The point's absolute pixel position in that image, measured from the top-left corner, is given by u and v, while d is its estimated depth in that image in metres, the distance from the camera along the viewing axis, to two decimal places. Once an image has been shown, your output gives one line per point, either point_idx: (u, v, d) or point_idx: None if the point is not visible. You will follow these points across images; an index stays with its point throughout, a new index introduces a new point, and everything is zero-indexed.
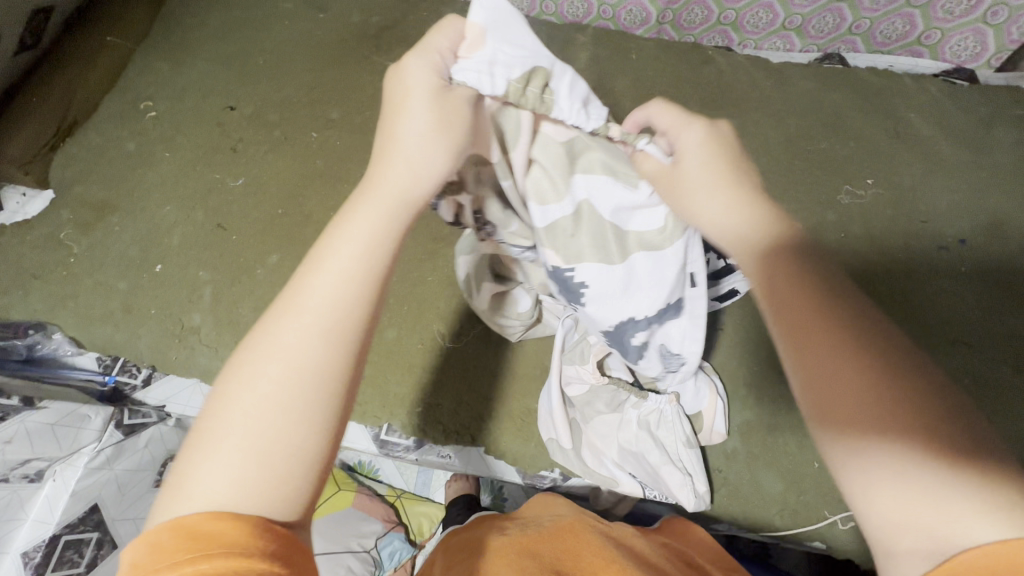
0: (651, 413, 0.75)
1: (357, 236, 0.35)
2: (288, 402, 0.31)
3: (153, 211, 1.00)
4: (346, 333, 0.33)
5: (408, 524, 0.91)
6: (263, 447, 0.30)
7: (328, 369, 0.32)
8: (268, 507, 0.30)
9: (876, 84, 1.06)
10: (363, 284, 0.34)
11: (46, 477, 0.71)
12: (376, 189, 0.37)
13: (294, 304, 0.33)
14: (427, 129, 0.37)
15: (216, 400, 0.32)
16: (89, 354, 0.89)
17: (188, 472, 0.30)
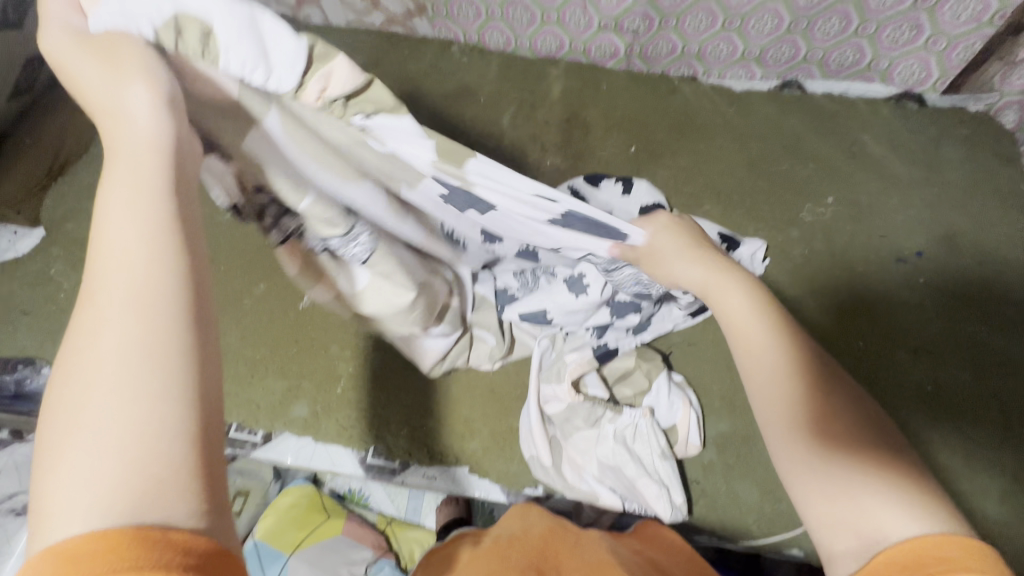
0: (627, 427, 0.78)
1: (120, 190, 0.31)
2: (113, 388, 0.27)
3: None
4: (154, 288, 0.29)
5: (398, 551, 0.91)
6: (106, 448, 0.26)
7: (154, 341, 0.28)
8: (145, 501, 0.25)
9: (831, 110, 1.13)
10: (159, 236, 0.30)
11: (31, 511, 0.71)
12: (120, 144, 0.33)
13: (88, 285, 0.29)
14: (102, 74, 0.35)
15: (44, 416, 0.27)
16: None
17: (44, 498, 0.25)
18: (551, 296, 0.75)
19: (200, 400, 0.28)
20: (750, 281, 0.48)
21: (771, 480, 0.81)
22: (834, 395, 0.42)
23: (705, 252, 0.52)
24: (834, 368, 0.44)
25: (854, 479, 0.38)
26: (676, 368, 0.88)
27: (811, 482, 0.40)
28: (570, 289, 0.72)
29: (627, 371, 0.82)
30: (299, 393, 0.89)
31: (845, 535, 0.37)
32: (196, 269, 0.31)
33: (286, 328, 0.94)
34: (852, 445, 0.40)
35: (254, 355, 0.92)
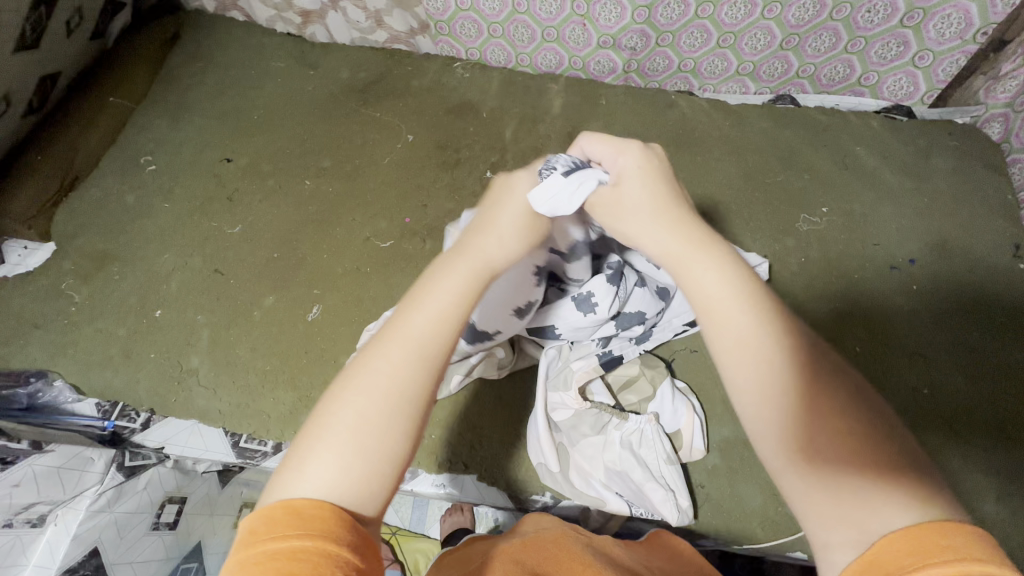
0: (632, 433, 0.80)
1: (448, 288, 0.43)
2: (389, 412, 0.38)
3: (152, 259, 1.04)
4: (436, 360, 0.41)
5: (403, 562, 0.91)
6: (361, 449, 0.37)
7: (410, 387, 0.39)
8: (359, 500, 0.36)
9: (824, 122, 1.16)
10: (449, 328, 0.42)
11: (47, 522, 0.73)
12: (468, 254, 0.46)
13: (400, 333, 0.41)
14: (518, 224, 0.51)
15: (334, 400, 0.39)
16: (88, 400, 0.91)
17: (304, 463, 0.37)
18: (559, 313, 0.75)
19: (409, 442, 0.39)
20: (719, 266, 0.44)
21: (774, 484, 0.83)
22: (817, 388, 0.40)
23: (681, 219, 0.49)
24: (812, 354, 0.41)
25: (839, 482, 0.38)
26: (679, 375, 0.90)
27: (798, 485, 0.39)
28: (577, 307, 0.73)
29: (631, 378, 0.84)
30: (309, 402, 0.89)
31: (835, 534, 0.36)
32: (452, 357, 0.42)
33: (296, 339, 0.96)
34: (846, 442, 0.38)
35: (264, 366, 0.93)
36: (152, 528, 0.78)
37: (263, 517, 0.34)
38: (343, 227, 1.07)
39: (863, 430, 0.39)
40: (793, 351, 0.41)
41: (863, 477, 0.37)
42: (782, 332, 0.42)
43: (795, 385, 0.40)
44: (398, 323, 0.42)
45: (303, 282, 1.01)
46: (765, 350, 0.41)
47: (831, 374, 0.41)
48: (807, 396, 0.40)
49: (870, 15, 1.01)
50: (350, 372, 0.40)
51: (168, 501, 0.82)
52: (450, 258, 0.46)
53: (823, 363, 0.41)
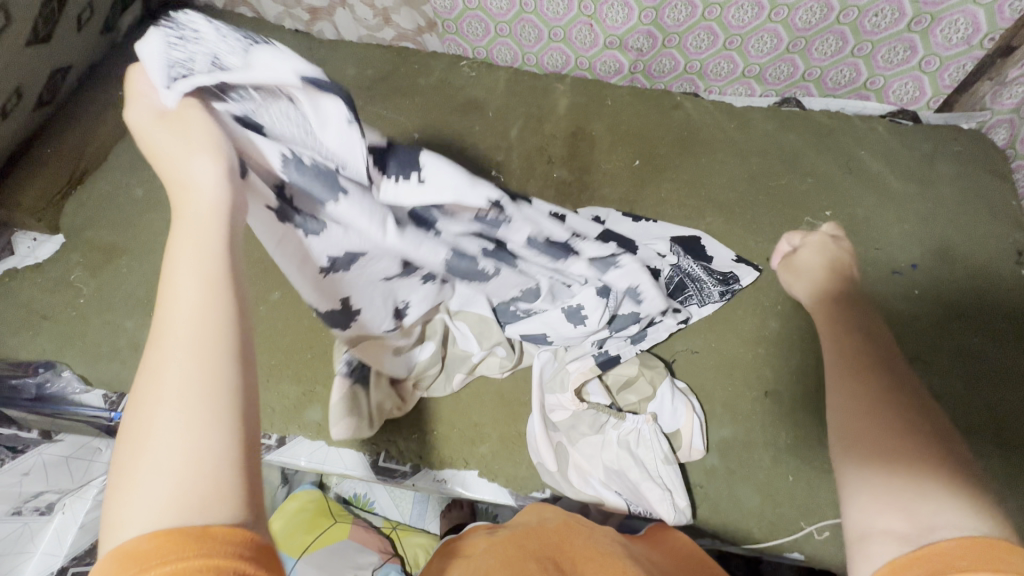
0: (630, 433, 0.80)
1: (187, 255, 0.36)
2: (188, 406, 0.32)
3: (160, 252, 1.05)
4: (210, 335, 0.34)
5: (403, 556, 0.92)
6: (176, 465, 0.31)
7: (194, 372, 0.33)
8: (208, 512, 0.30)
9: (829, 126, 1.16)
10: (218, 289, 0.35)
11: (55, 510, 0.74)
12: (188, 215, 0.38)
13: (161, 329, 0.34)
14: (207, 158, 0.39)
15: (126, 429, 0.32)
16: (95, 391, 0.93)
17: (123, 499, 0.30)
18: (551, 320, 0.78)
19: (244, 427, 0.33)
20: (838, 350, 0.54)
21: (773, 484, 0.84)
22: (890, 408, 0.46)
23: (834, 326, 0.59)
24: (908, 391, 0.48)
25: (896, 479, 0.41)
26: (680, 375, 0.91)
27: (856, 475, 0.43)
28: (568, 318, 0.77)
29: (630, 378, 0.84)
30: (314, 397, 0.91)
31: (875, 518, 0.40)
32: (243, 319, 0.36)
33: (300, 333, 0.96)
34: (911, 453, 0.42)
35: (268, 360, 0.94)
36: None
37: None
38: None
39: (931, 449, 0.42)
40: (878, 380, 0.49)
41: (921, 481, 0.40)
42: (871, 365, 0.51)
43: (874, 397, 0.47)
44: (157, 321, 0.34)
45: None
46: (851, 374, 0.51)
47: (918, 407, 0.46)
48: (878, 408, 0.46)
49: (877, 20, 1.01)
50: (133, 398, 0.33)
51: None
52: (178, 223, 0.37)
53: (921, 400, 0.46)
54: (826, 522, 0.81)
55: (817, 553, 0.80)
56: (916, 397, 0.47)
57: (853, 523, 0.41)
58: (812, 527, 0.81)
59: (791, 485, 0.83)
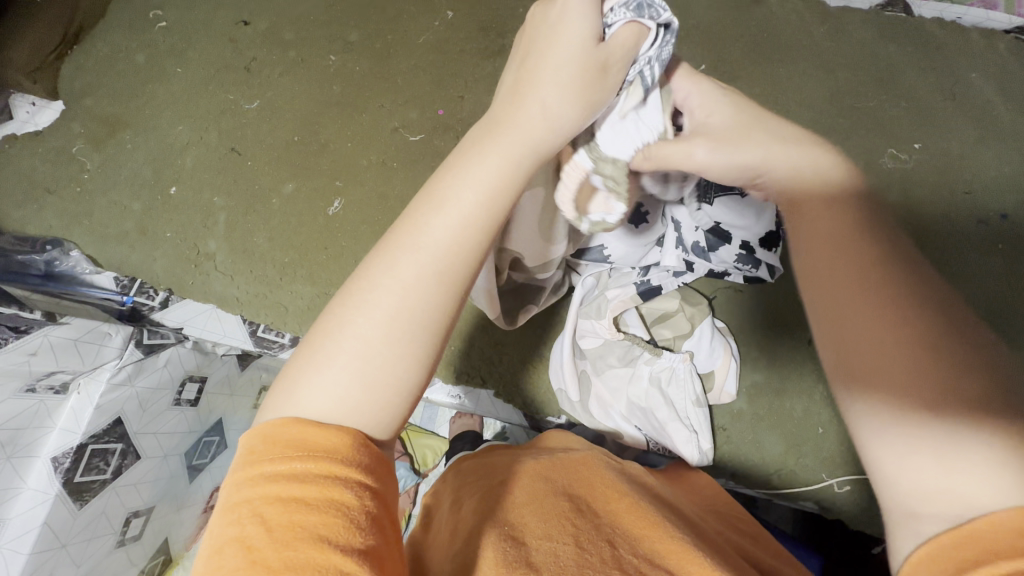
0: (663, 370, 0.76)
1: (477, 180, 0.36)
2: (400, 330, 0.34)
3: (166, 129, 0.97)
4: (458, 270, 0.36)
5: (412, 455, 0.85)
6: (367, 374, 0.34)
7: (426, 306, 0.35)
8: (375, 427, 0.34)
9: (940, 39, 0.97)
10: (473, 231, 0.36)
11: (71, 390, 0.69)
12: (507, 129, 0.38)
13: (410, 236, 0.36)
14: (569, 80, 0.37)
15: (342, 309, 0.35)
16: (106, 274, 0.90)
17: (305, 379, 0.34)
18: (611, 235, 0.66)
19: (431, 364, 0.36)
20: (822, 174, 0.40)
21: (799, 435, 0.80)
22: (885, 305, 0.34)
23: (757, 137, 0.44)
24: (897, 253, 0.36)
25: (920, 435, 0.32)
26: (720, 313, 0.84)
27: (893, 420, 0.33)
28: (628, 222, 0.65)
29: (667, 314, 0.78)
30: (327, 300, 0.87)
31: (911, 474, 0.32)
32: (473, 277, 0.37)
33: (313, 232, 0.90)
34: (891, 392, 0.33)
35: (281, 259, 0.89)
36: (173, 403, 0.79)
37: (262, 437, 0.32)
38: (370, 116, 0.96)
39: (918, 356, 0.32)
40: (866, 269, 0.36)
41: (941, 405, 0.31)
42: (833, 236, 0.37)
43: (861, 310, 0.35)
44: (413, 223, 0.36)
45: (325, 170, 0.93)
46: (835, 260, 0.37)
47: (915, 294, 0.34)
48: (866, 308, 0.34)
49: None
50: (362, 274, 0.36)
51: (185, 380, 0.82)
52: (487, 139, 0.38)
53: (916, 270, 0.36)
54: (849, 476, 0.78)
55: (833, 505, 0.78)
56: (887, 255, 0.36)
57: (897, 494, 0.33)
58: (832, 480, 0.79)
59: (818, 438, 0.80)
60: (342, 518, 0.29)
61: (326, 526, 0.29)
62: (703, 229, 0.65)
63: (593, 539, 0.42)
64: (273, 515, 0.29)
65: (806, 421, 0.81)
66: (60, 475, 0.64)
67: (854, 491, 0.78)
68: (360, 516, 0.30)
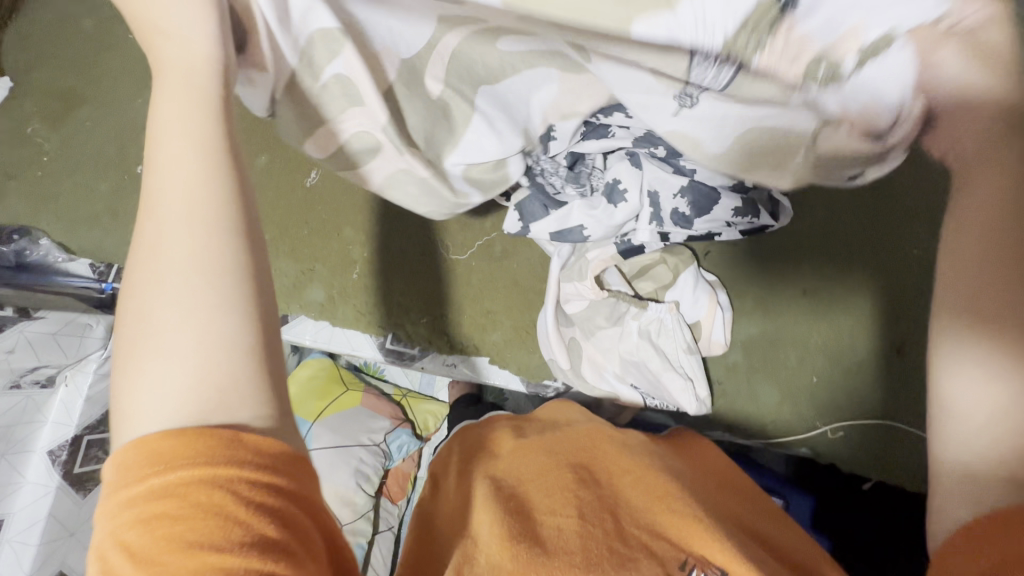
0: (652, 321, 0.75)
1: (185, 123, 0.33)
2: (191, 289, 0.31)
3: (124, 103, 0.91)
4: (217, 210, 0.32)
5: (414, 420, 0.92)
6: (186, 352, 0.30)
7: (204, 254, 0.31)
8: (233, 406, 0.30)
9: None
10: (213, 165, 0.33)
11: (57, 383, 0.72)
12: (173, 75, 0.35)
13: (154, 203, 0.32)
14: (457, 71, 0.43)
15: (131, 305, 0.31)
16: (81, 261, 0.86)
17: (132, 392, 0.30)
18: (585, 207, 0.65)
19: (258, 312, 0.32)
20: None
21: (794, 384, 0.81)
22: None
23: None
24: None
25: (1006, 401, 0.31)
26: (708, 268, 0.84)
27: (964, 365, 0.32)
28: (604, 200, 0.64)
29: (649, 265, 0.76)
30: (312, 277, 0.84)
31: (978, 444, 0.31)
32: (248, 213, 0.33)
33: (292, 206, 0.86)
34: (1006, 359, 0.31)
35: None
36: None
37: (124, 464, 0.29)
38: None
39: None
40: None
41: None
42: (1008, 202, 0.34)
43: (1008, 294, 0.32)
44: (151, 193, 0.33)
45: None
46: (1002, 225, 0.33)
47: None
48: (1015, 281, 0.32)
49: None
50: (138, 266, 0.32)
51: None
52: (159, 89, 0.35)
53: None
54: (843, 422, 0.79)
55: (826, 449, 0.80)
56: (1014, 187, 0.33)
57: (959, 458, 0.32)
58: (826, 427, 0.80)
59: (814, 387, 0.80)
60: (217, 520, 0.27)
61: (203, 534, 0.27)
62: (682, 195, 0.61)
63: (599, 514, 0.42)
64: (136, 538, 0.27)
65: (800, 370, 0.81)
66: (58, 467, 0.68)
67: (847, 436, 0.79)
68: (243, 511, 0.28)
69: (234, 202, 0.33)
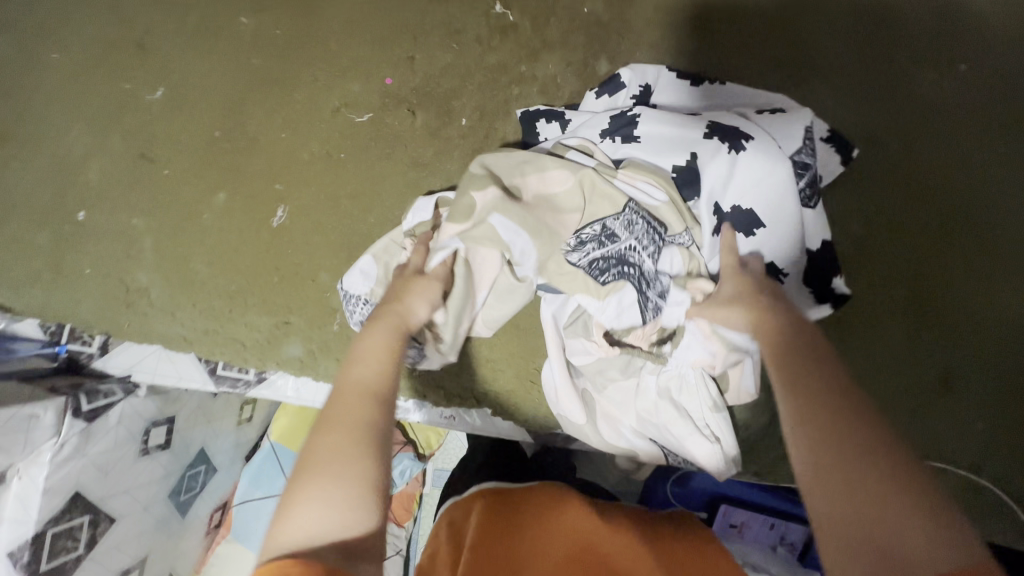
0: (671, 377, 0.66)
1: (375, 340, 0.53)
2: (356, 440, 0.44)
3: (57, 137, 0.79)
4: (385, 392, 0.49)
5: (415, 439, 0.89)
6: (344, 483, 0.41)
7: (371, 422, 0.46)
8: (363, 522, 0.40)
9: None
10: (390, 357, 0.52)
11: (9, 478, 0.63)
12: (387, 309, 0.57)
13: (348, 377, 0.50)
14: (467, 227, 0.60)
15: (310, 448, 0.44)
16: (30, 321, 0.77)
17: (293, 507, 0.40)
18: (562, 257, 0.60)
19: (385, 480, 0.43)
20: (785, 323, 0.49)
21: None
22: (847, 428, 0.39)
23: None
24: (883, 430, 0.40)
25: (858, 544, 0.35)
26: None
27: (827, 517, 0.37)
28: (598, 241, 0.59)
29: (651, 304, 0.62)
30: (288, 331, 0.75)
31: None
32: (391, 400, 0.49)
33: (259, 250, 0.76)
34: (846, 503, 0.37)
35: (226, 287, 0.76)
36: (140, 454, 0.74)
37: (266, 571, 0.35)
38: (303, 95, 0.78)
39: (858, 470, 0.37)
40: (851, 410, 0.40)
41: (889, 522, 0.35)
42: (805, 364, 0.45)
43: (830, 437, 0.39)
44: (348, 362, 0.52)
45: (259, 172, 0.77)
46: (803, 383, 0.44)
47: (859, 435, 0.39)
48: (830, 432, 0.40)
49: None
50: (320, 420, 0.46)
51: (149, 427, 0.76)
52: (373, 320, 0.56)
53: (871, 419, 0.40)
54: None
55: None
56: (794, 315, 0.51)
57: None
58: None
59: None
60: None
61: None
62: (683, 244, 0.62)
63: None
64: None
65: None
66: (20, 570, 0.62)
67: None
68: None
69: (390, 380, 0.50)
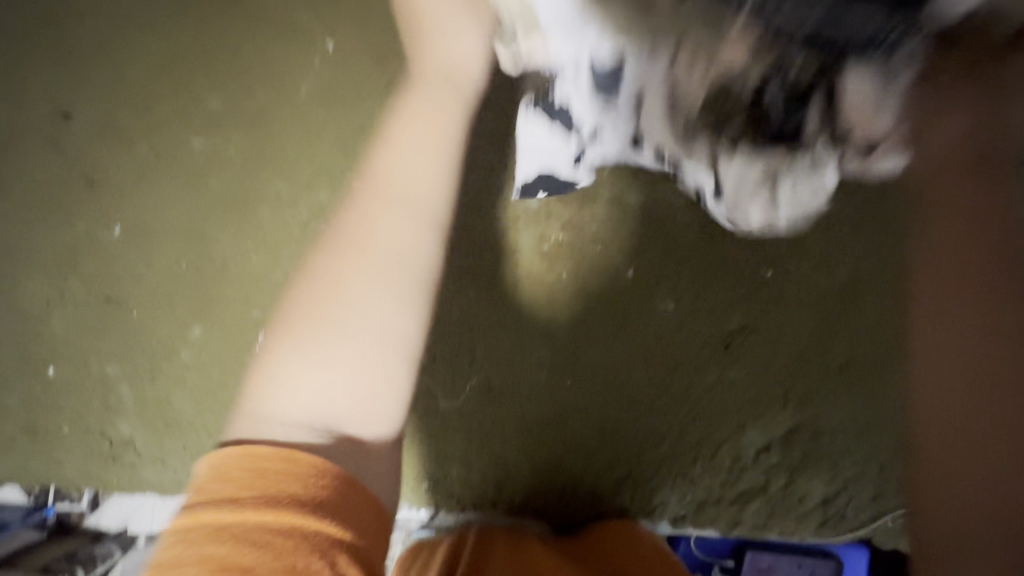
0: (805, 185, 0.50)
1: (390, 233, 0.43)
2: (365, 366, 0.39)
3: (12, 291, 0.75)
4: (418, 274, 0.42)
5: None
6: (345, 389, 0.39)
7: (397, 337, 0.41)
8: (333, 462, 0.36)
9: None
10: (423, 247, 0.43)
11: None
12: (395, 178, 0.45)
13: (356, 249, 0.42)
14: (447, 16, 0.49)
15: (289, 338, 0.40)
16: (12, 486, 0.73)
17: (266, 396, 0.38)
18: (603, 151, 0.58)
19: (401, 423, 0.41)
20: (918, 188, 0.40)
21: (841, 475, 0.74)
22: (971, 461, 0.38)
23: None
24: None
25: None
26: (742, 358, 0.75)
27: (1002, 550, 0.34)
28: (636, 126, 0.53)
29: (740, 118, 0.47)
30: None
31: None
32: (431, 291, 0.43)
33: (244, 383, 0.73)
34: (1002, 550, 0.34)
35: (214, 424, 0.73)
36: None
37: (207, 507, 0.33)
38: (267, 215, 0.76)
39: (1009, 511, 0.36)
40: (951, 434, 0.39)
41: None
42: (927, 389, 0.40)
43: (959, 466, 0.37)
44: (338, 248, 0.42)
45: (232, 300, 0.74)
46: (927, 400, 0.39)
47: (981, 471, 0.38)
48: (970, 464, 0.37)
49: None
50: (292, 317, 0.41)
51: None
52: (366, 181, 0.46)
53: None
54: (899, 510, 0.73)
55: (889, 540, 0.73)
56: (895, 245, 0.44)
57: None
58: (885, 517, 0.73)
59: (860, 476, 0.74)
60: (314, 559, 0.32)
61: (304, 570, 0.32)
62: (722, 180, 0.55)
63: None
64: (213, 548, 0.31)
65: (846, 461, 0.74)
66: None
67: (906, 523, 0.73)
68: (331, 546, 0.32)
69: (418, 308, 0.42)
